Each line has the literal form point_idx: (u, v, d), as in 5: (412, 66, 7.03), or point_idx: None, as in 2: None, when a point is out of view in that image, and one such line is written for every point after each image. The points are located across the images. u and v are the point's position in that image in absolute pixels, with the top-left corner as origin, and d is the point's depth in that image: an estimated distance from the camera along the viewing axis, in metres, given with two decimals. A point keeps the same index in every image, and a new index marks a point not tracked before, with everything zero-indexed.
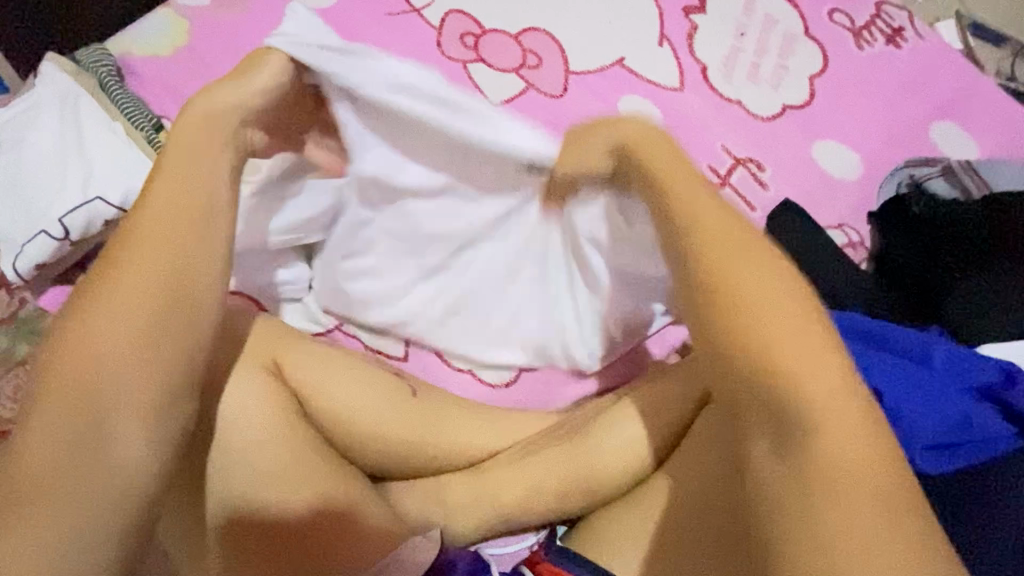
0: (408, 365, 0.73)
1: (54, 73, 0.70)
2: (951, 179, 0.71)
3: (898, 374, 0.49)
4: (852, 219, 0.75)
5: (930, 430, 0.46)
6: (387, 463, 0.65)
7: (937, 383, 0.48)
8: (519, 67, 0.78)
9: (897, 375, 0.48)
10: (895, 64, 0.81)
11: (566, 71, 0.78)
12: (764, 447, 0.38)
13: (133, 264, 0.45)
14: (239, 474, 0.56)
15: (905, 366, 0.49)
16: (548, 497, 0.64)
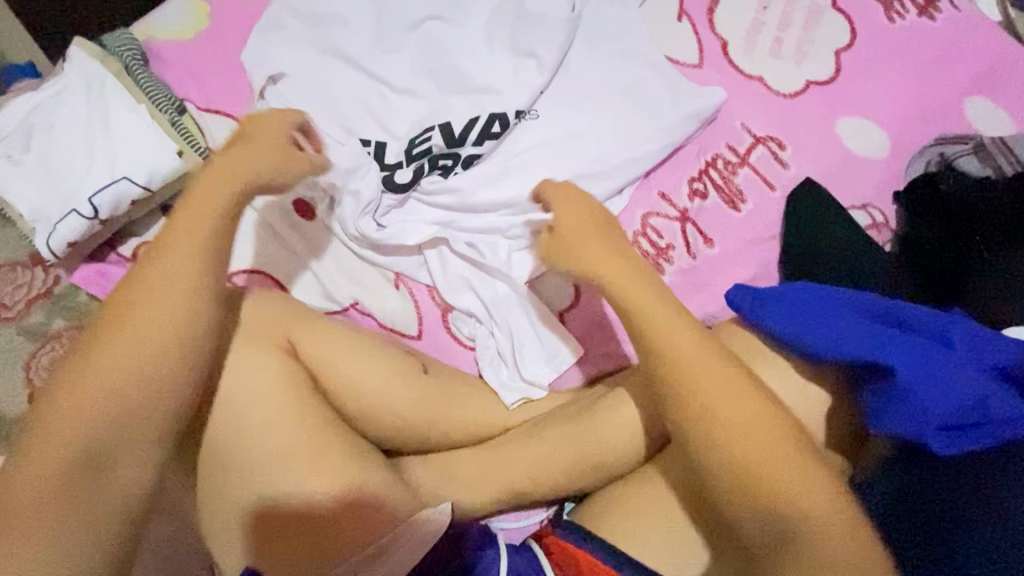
0: (423, 343, 0.74)
1: (82, 57, 0.72)
2: (983, 156, 0.68)
3: (911, 353, 0.47)
4: (875, 199, 0.73)
5: (946, 411, 0.45)
6: (402, 439, 0.67)
7: (959, 362, 0.47)
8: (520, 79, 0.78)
9: (913, 355, 0.47)
10: (926, 35, 0.77)
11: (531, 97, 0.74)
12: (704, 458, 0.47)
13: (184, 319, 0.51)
14: (256, 445, 0.59)
15: (919, 344, 0.48)
16: (557, 475, 0.65)
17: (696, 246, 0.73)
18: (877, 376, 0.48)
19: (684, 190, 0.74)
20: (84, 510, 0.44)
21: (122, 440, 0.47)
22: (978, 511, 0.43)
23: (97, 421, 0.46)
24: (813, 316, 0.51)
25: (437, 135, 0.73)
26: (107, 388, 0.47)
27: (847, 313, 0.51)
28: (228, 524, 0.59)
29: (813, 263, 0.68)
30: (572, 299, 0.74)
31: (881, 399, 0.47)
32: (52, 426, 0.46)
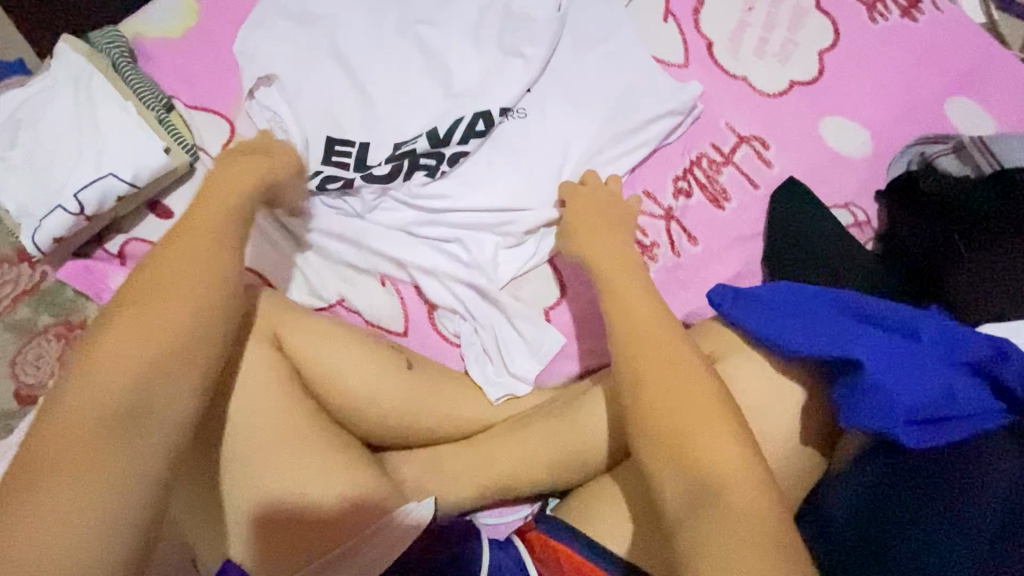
0: (409, 340, 0.75)
1: (69, 54, 0.72)
2: (962, 155, 0.69)
3: (880, 348, 0.48)
4: (858, 197, 0.74)
5: (914, 405, 0.45)
6: (386, 435, 0.67)
7: (926, 357, 0.47)
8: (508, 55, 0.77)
9: (881, 350, 0.48)
10: (908, 37, 0.78)
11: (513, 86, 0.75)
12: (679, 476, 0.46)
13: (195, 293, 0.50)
14: (240, 439, 0.59)
15: (889, 339, 0.48)
16: (541, 470, 0.66)
17: (680, 243, 0.73)
18: (846, 371, 0.48)
19: (669, 188, 0.75)
20: (125, 455, 0.43)
21: (162, 390, 0.46)
22: (947, 501, 0.43)
23: (135, 374, 0.45)
24: (790, 313, 0.52)
25: (422, 140, 0.72)
26: (150, 341, 0.47)
27: (819, 309, 0.51)
28: (212, 518, 0.59)
29: (794, 261, 0.69)
30: (558, 297, 0.74)
31: (850, 392, 0.47)
32: (90, 378, 0.44)
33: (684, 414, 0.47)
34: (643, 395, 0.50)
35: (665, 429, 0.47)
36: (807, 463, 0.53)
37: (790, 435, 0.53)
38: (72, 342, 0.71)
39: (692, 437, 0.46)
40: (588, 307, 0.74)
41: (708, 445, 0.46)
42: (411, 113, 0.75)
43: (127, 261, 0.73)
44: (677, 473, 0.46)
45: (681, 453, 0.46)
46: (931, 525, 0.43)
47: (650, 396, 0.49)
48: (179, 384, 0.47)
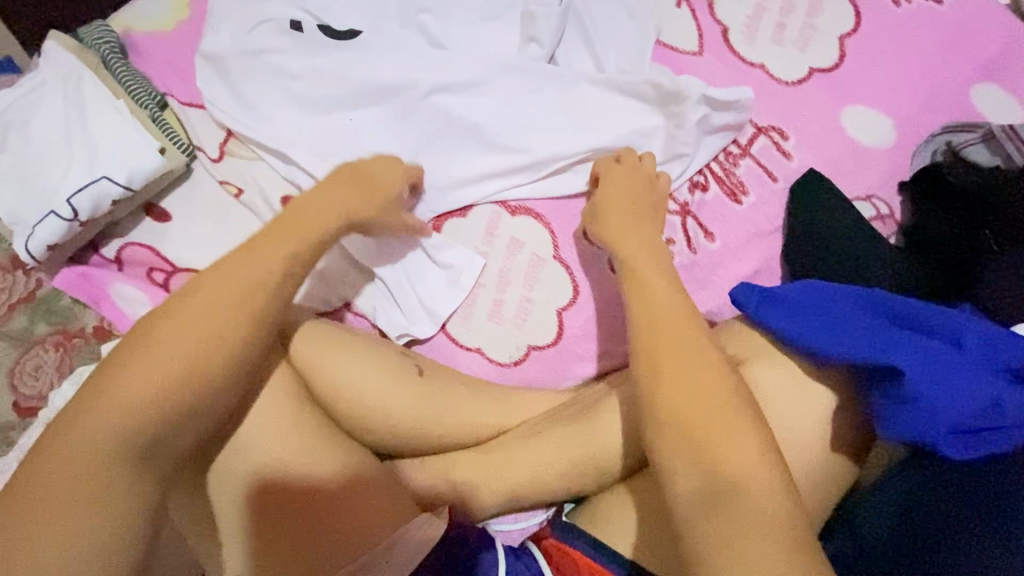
0: (417, 345, 0.73)
1: (56, 51, 0.69)
2: (992, 145, 0.66)
3: (921, 354, 0.45)
4: (880, 189, 0.71)
5: (956, 416, 0.43)
6: (396, 443, 0.66)
7: (969, 365, 0.45)
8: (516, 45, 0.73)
9: (922, 355, 0.45)
10: (933, 22, 0.75)
11: (523, 81, 0.72)
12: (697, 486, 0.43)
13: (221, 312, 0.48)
14: (244, 452, 0.57)
15: (929, 344, 0.46)
16: (557, 477, 0.64)
17: (696, 241, 0.71)
18: (884, 378, 0.46)
19: (684, 183, 0.72)
20: (117, 493, 0.41)
21: (169, 430, 0.45)
22: (991, 514, 0.41)
23: (137, 408, 0.43)
24: (821, 316, 0.49)
25: (436, 143, 0.72)
26: (154, 375, 0.44)
27: (853, 312, 0.49)
28: (217, 535, 0.57)
29: (816, 258, 0.67)
30: (570, 298, 0.71)
31: (889, 402, 0.45)
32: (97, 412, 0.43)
33: (715, 415, 0.45)
34: (655, 399, 0.47)
35: (693, 443, 0.44)
36: (839, 471, 0.51)
37: (819, 442, 0.51)
38: (71, 351, 0.69)
39: (723, 448, 0.43)
40: (602, 308, 0.71)
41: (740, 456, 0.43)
42: (417, 106, 0.71)
43: (123, 267, 0.71)
44: (695, 471, 0.43)
45: (696, 457, 0.44)
46: (974, 538, 0.41)
47: (667, 393, 0.46)
48: (184, 429, 0.45)
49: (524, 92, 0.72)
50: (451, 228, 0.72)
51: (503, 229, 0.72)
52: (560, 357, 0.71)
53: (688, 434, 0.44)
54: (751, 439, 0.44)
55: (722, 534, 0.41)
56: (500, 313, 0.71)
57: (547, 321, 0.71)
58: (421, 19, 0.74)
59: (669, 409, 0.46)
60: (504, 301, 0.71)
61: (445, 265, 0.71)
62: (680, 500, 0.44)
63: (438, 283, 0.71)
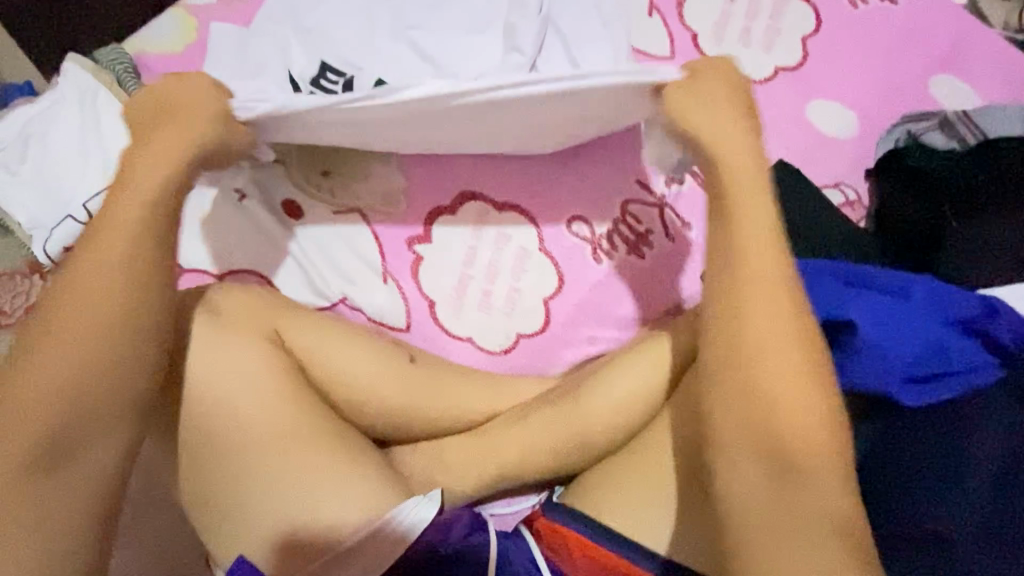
0: (411, 336, 0.76)
1: (76, 71, 0.74)
2: (947, 130, 0.70)
3: (875, 312, 0.50)
4: (847, 176, 0.75)
5: (907, 366, 0.48)
6: (391, 427, 0.69)
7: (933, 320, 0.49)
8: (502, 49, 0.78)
9: (876, 313, 0.50)
10: (891, 20, 0.79)
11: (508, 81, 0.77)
12: (760, 474, 0.47)
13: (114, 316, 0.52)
14: (243, 435, 0.61)
15: (883, 303, 0.51)
16: (545, 457, 0.67)
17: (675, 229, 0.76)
18: (843, 337, 0.51)
19: (662, 177, 0.77)
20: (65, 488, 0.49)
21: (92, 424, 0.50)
22: (943, 451, 0.47)
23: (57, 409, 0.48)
24: (782, 284, 0.52)
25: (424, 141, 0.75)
26: (65, 378, 0.49)
27: (813, 278, 0.53)
28: (221, 514, 0.60)
29: (791, 241, 0.69)
30: (557, 286, 0.75)
31: (847, 357, 0.50)
32: (14, 398, 0.48)
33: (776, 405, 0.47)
34: (718, 392, 0.50)
35: (753, 432, 0.48)
36: None
37: None
38: None
39: (788, 435, 0.46)
40: (586, 296, 0.74)
41: (803, 443, 0.46)
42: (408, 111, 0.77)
43: None
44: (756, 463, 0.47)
45: (760, 444, 0.47)
46: (929, 471, 0.47)
47: (730, 391, 0.49)
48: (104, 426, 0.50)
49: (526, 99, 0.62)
50: (442, 225, 0.76)
51: (491, 225, 0.76)
52: (549, 344, 0.75)
53: (745, 430, 0.48)
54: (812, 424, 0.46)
55: (766, 526, 0.45)
56: (491, 303, 0.75)
57: (534, 309, 0.75)
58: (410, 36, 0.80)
59: (730, 404, 0.49)
60: (494, 291, 0.75)
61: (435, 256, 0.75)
62: (735, 491, 0.47)
63: (431, 273, 0.75)
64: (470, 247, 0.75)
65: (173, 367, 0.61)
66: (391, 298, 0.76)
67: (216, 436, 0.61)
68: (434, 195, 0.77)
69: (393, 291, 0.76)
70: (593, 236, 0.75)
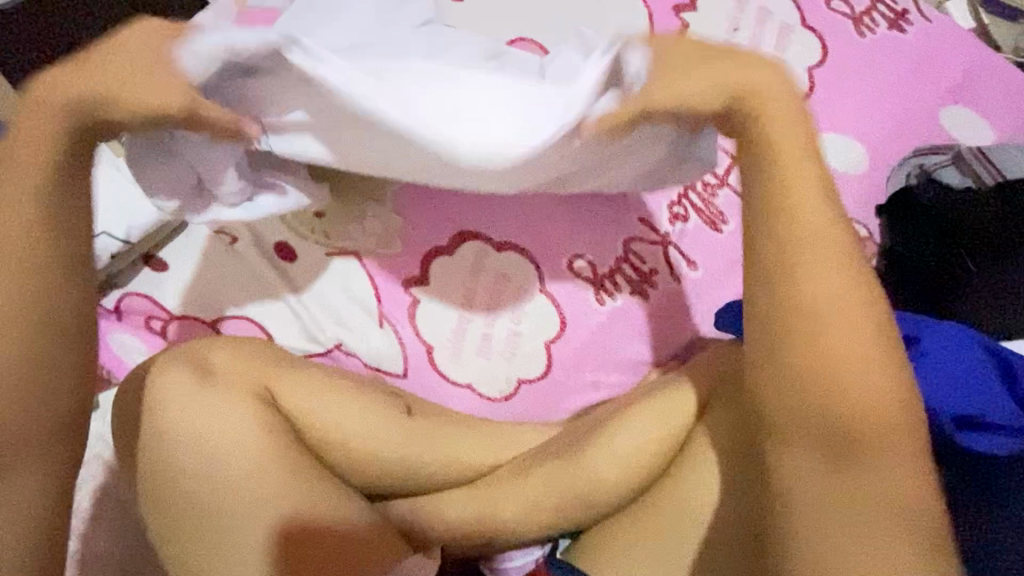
0: (408, 383, 0.74)
1: None
2: (962, 166, 0.68)
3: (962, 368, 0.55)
4: (858, 213, 0.71)
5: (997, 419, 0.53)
6: (387, 483, 0.66)
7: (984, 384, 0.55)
8: None
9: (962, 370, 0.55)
10: (901, 49, 0.77)
11: None
12: (816, 456, 0.46)
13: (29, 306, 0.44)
14: (234, 496, 0.58)
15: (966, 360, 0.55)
16: (548, 514, 0.64)
17: (680, 269, 0.74)
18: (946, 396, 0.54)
19: (665, 214, 0.75)
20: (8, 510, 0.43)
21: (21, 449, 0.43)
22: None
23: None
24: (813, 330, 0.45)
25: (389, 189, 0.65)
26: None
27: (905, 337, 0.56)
28: None
29: None
30: (558, 330, 0.72)
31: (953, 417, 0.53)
32: None
33: (830, 368, 0.44)
34: (774, 371, 0.46)
35: (807, 404, 0.45)
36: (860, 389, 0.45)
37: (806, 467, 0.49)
38: None
39: (851, 401, 0.44)
40: (588, 340, 0.72)
41: (865, 410, 0.44)
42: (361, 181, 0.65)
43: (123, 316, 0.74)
44: (819, 459, 0.45)
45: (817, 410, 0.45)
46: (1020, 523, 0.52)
47: (796, 386, 0.45)
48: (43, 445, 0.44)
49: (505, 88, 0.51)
50: (439, 266, 0.73)
51: (490, 265, 0.73)
52: (551, 390, 0.72)
53: (796, 402, 0.46)
54: (877, 381, 0.44)
55: (824, 521, 0.45)
56: (491, 349, 0.72)
57: (535, 354, 0.72)
58: None
59: (793, 404, 0.46)
60: (493, 335, 0.72)
61: (432, 300, 0.73)
62: (793, 479, 0.46)
63: (428, 316, 0.73)
64: (468, 288, 0.73)
65: (159, 423, 0.59)
66: (386, 344, 0.73)
67: (201, 502, 0.58)
68: (430, 237, 0.74)
69: (388, 336, 0.73)
70: (593, 277, 0.73)
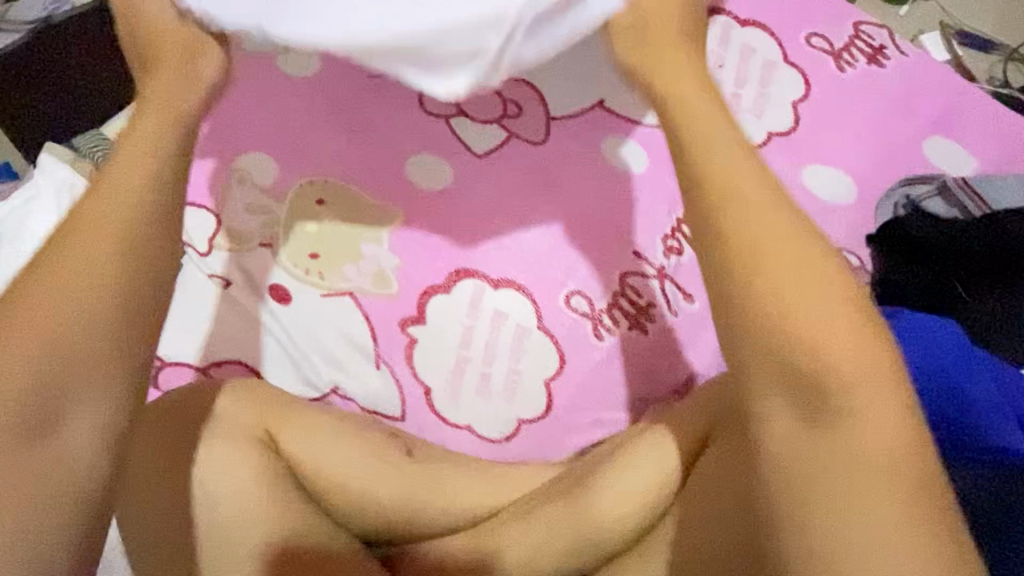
0: (407, 424, 0.73)
1: (53, 162, 0.72)
2: (948, 197, 0.70)
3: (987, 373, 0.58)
4: (849, 243, 0.73)
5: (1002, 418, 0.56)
6: (390, 528, 0.65)
7: (965, 369, 0.58)
8: (502, 118, 0.80)
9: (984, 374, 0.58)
10: (881, 83, 0.79)
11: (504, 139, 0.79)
12: (786, 415, 0.40)
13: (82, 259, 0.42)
14: (236, 543, 0.57)
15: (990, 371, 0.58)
16: (552, 557, 0.62)
17: (677, 303, 0.74)
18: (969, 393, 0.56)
19: (660, 248, 0.75)
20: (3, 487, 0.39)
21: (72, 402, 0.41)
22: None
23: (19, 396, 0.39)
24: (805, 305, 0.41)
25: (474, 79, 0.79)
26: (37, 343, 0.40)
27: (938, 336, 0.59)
28: None
29: None
30: (557, 367, 0.71)
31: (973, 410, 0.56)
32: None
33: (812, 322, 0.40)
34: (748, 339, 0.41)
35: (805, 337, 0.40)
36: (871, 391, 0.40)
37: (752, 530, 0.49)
38: None
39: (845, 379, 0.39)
40: (588, 376, 0.71)
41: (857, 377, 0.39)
42: None
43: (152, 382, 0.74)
44: (797, 419, 0.40)
45: (789, 384, 0.40)
46: None
47: (762, 351, 0.41)
48: (89, 400, 0.41)
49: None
50: (434, 306, 0.73)
51: (487, 304, 0.73)
52: (553, 429, 0.72)
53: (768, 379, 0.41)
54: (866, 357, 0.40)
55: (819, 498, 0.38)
56: (492, 388, 0.72)
57: (533, 392, 0.71)
58: (398, 116, 0.79)
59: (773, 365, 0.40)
60: (492, 372, 0.72)
61: (428, 339, 0.72)
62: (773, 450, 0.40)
63: (426, 355, 0.72)
64: (465, 325, 0.72)
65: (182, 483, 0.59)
66: (383, 385, 0.72)
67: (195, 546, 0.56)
68: (427, 276, 0.74)
69: (386, 376, 0.72)
70: (589, 313, 0.73)
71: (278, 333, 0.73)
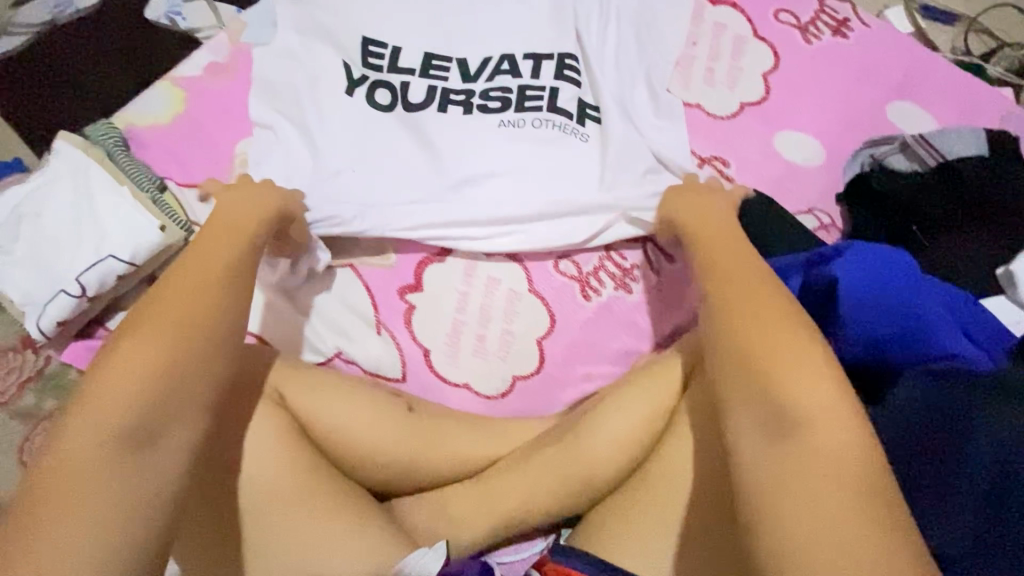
0: (408, 385, 0.77)
1: (67, 148, 0.77)
2: (909, 153, 0.74)
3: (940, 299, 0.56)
4: (820, 202, 0.78)
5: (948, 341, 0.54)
6: (395, 478, 0.68)
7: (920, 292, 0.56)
8: None
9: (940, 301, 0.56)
10: (846, 53, 0.84)
11: None
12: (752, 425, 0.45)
13: (173, 313, 0.54)
14: (250, 490, 0.61)
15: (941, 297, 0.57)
16: (547, 498, 0.66)
17: (659, 263, 0.77)
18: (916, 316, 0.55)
19: None
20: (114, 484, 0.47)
21: (163, 425, 0.50)
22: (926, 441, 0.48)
23: (118, 417, 0.49)
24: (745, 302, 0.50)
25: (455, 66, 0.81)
26: (135, 376, 0.51)
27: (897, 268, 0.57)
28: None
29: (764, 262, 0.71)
30: (548, 326, 0.76)
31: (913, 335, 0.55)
32: (94, 408, 0.49)
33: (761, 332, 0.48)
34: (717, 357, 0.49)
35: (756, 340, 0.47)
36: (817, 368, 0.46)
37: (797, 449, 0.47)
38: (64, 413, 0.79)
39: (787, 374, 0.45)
40: (577, 333, 0.76)
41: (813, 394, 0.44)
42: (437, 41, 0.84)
43: None
44: (763, 435, 0.44)
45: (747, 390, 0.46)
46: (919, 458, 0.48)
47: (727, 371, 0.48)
48: (171, 419, 0.51)
49: (573, 117, 0.78)
50: (431, 273, 0.77)
51: (480, 270, 0.77)
52: (547, 385, 0.76)
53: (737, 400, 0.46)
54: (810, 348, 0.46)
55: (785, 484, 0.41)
56: (487, 347, 0.76)
57: (526, 350, 0.76)
58: None
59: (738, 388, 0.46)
60: (487, 333, 0.76)
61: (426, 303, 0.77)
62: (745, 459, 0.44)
63: (423, 318, 0.76)
64: (460, 288, 0.77)
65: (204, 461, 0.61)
66: (384, 348, 0.77)
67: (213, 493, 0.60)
68: (423, 245, 0.78)
69: (386, 339, 0.77)
70: (576, 274, 0.77)
71: (284, 304, 0.77)
